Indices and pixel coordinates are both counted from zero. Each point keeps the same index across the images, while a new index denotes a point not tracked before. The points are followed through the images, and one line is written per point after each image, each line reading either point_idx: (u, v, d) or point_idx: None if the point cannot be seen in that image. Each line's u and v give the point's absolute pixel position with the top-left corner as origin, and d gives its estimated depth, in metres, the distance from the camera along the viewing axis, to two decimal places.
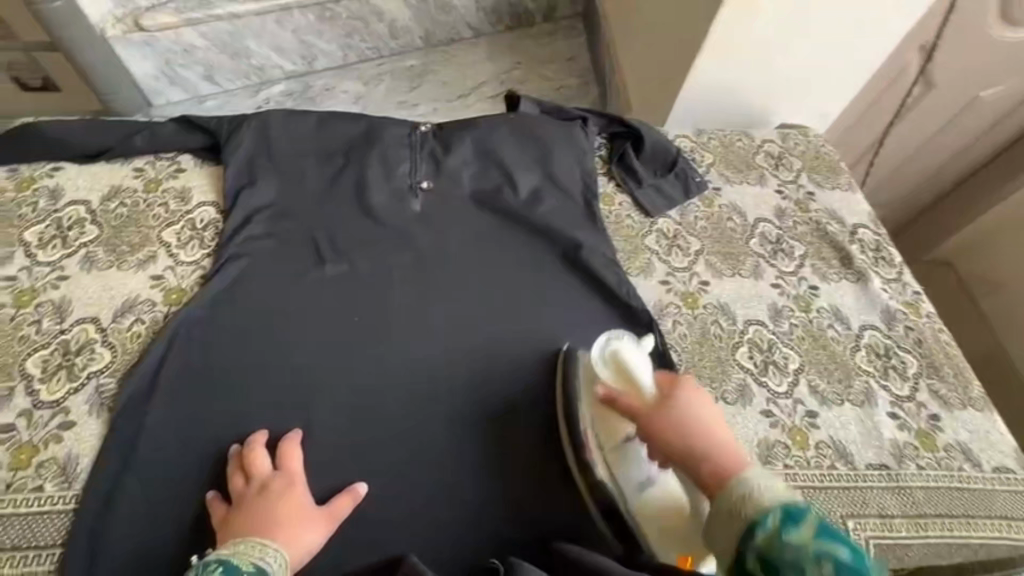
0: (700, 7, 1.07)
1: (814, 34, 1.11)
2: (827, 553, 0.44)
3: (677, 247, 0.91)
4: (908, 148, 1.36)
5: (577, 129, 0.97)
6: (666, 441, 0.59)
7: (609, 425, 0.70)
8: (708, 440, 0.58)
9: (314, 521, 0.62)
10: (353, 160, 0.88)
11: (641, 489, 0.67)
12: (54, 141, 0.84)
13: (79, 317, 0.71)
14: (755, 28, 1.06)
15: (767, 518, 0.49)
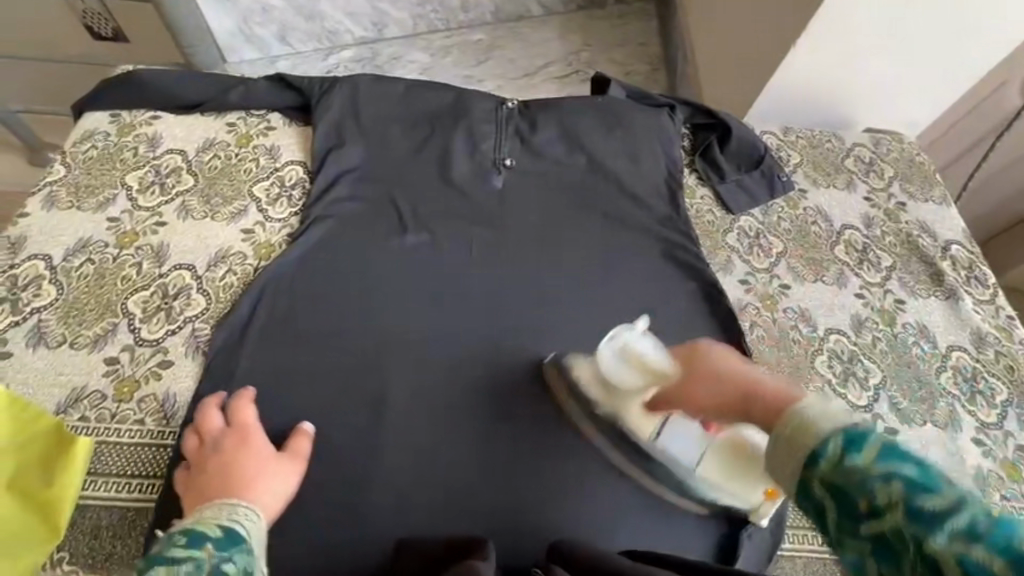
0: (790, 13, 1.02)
1: (916, 41, 1.05)
2: (893, 473, 0.33)
3: (759, 246, 0.88)
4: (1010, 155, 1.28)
5: (664, 117, 0.94)
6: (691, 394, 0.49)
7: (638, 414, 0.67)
8: (736, 381, 0.46)
9: (277, 466, 0.61)
10: (438, 130, 0.88)
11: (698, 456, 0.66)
12: (156, 91, 0.87)
13: (177, 263, 0.74)
14: (853, 33, 1.01)
15: (825, 446, 0.36)
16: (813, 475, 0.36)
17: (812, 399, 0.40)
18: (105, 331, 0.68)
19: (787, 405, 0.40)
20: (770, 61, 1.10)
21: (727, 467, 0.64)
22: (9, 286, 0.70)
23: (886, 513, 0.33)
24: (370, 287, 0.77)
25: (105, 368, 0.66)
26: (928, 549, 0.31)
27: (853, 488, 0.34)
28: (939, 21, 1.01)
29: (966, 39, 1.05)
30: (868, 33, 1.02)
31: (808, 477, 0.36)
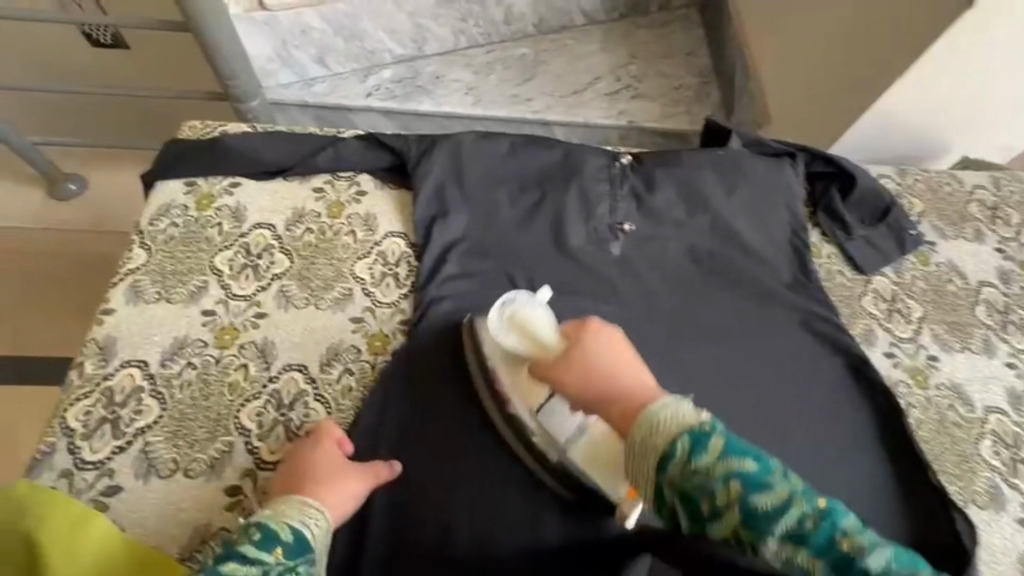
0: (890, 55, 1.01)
1: (1010, 80, 1.05)
2: (733, 469, 0.47)
3: (898, 312, 0.82)
4: None
5: (787, 167, 0.86)
6: (571, 390, 0.57)
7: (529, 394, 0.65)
8: (601, 380, 0.55)
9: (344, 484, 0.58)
10: (549, 193, 0.80)
11: (576, 439, 0.63)
12: (238, 158, 0.79)
13: (286, 364, 0.66)
14: (947, 77, 1.02)
15: (676, 449, 0.48)
16: (665, 484, 0.49)
17: (662, 404, 0.51)
18: (221, 453, 0.61)
19: (644, 414, 0.51)
20: (882, 85, 1.04)
21: (601, 452, 0.63)
22: (106, 402, 0.62)
23: (722, 514, 0.46)
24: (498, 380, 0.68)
25: (227, 499, 0.59)
26: (760, 545, 0.45)
27: (698, 490, 0.47)
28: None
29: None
30: (1001, 60, 1.00)
31: (665, 486, 0.49)
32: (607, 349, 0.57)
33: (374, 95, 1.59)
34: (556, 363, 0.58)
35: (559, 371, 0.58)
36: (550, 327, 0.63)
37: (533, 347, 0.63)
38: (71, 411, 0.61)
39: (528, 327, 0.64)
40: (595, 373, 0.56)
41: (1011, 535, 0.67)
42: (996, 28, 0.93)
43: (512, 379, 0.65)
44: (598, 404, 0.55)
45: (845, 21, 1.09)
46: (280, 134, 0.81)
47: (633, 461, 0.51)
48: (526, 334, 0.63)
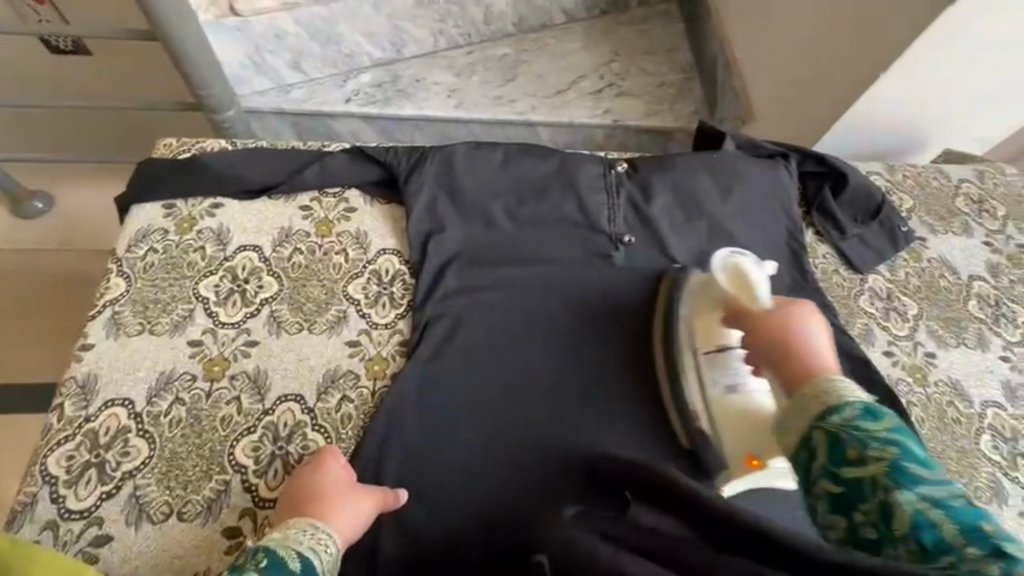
0: (873, 51, 1.02)
1: (986, 76, 1.07)
2: (895, 440, 0.47)
3: (895, 309, 0.82)
4: None
5: (781, 167, 0.86)
6: (764, 334, 0.57)
7: (708, 333, 0.68)
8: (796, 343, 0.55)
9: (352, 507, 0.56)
10: (545, 204, 0.78)
11: (727, 391, 0.65)
12: (219, 177, 0.75)
13: (281, 395, 0.63)
14: (929, 71, 1.03)
15: (846, 407, 0.48)
16: (818, 424, 0.48)
17: (844, 379, 0.51)
18: (216, 493, 0.58)
19: (828, 381, 0.50)
20: (868, 79, 1.05)
21: (738, 417, 0.64)
22: (90, 445, 0.58)
23: (868, 464, 0.46)
24: (503, 399, 0.67)
25: (226, 542, 0.56)
26: (894, 497, 0.44)
27: (849, 434, 0.47)
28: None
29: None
30: (984, 52, 1.01)
31: (813, 424, 0.48)
32: (812, 324, 0.56)
33: (354, 100, 1.55)
34: (767, 316, 0.59)
35: (766, 320, 0.58)
36: (766, 293, 0.63)
37: (739, 292, 0.64)
38: (52, 458, 0.58)
39: (746, 278, 0.64)
40: (791, 334, 0.56)
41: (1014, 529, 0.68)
42: (980, 20, 0.94)
43: (694, 323, 0.70)
44: (779, 354, 0.55)
45: (830, 15, 1.09)
46: (263, 150, 0.78)
47: (790, 411, 0.50)
48: (736, 280, 0.65)
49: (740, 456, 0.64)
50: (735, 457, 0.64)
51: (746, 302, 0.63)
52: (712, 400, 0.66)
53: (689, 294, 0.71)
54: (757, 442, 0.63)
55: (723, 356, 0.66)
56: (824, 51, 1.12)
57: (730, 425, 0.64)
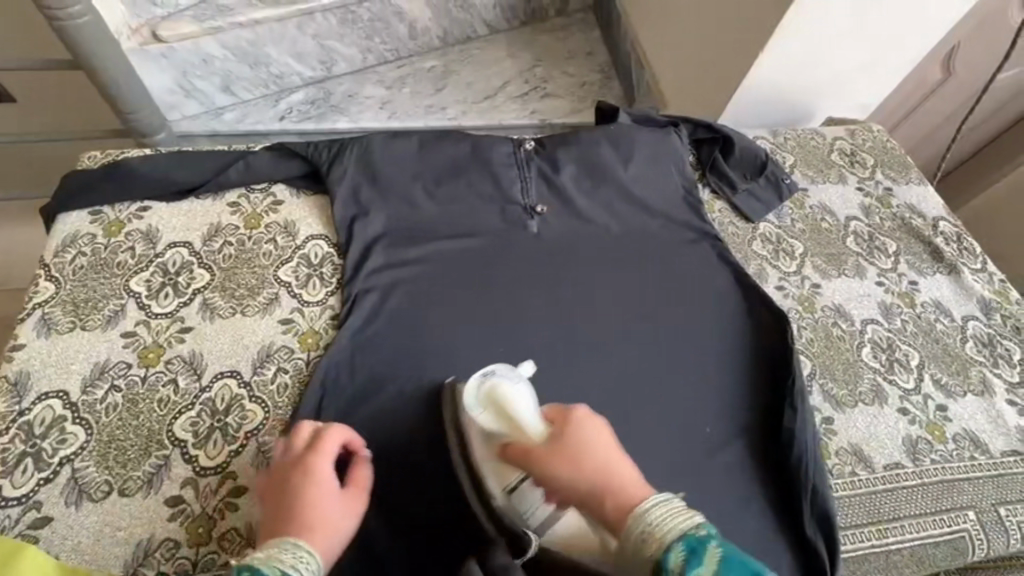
0: (752, 35, 1.16)
1: (848, 49, 1.23)
2: None
3: (783, 251, 0.92)
4: (946, 109, 1.57)
5: (673, 136, 0.96)
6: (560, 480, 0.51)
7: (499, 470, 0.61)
8: (598, 483, 0.50)
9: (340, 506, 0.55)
10: (462, 183, 0.86)
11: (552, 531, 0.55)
12: (144, 181, 0.78)
13: (217, 373, 0.66)
14: (801, 48, 1.18)
15: (667, 559, 0.42)
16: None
17: (646, 514, 0.46)
18: (157, 467, 0.60)
19: (638, 511, 0.46)
20: (749, 58, 1.18)
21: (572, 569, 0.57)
22: (26, 436, 0.60)
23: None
24: (432, 360, 0.73)
25: (168, 510, 0.58)
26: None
27: None
28: (896, 16, 1.17)
29: (912, 33, 1.23)
30: (842, 28, 1.17)
31: None
32: (592, 438, 0.53)
33: (288, 118, 1.59)
34: (545, 454, 0.53)
35: (545, 460, 0.52)
36: (526, 408, 0.58)
37: (510, 425, 0.58)
38: None
39: (500, 406, 0.59)
40: (584, 458, 0.51)
41: (895, 424, 0.77)
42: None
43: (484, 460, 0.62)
44: (583, 497, 0.50)
45: (716, 7, 1.23)
46: (187, 154, 0.81)
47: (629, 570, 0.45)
48: (496, 407, 0.60)
49: None
50: None
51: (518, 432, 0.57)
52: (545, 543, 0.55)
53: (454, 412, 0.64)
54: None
55: (521, 493, 0.57)
56: (716, 37, 1.25)
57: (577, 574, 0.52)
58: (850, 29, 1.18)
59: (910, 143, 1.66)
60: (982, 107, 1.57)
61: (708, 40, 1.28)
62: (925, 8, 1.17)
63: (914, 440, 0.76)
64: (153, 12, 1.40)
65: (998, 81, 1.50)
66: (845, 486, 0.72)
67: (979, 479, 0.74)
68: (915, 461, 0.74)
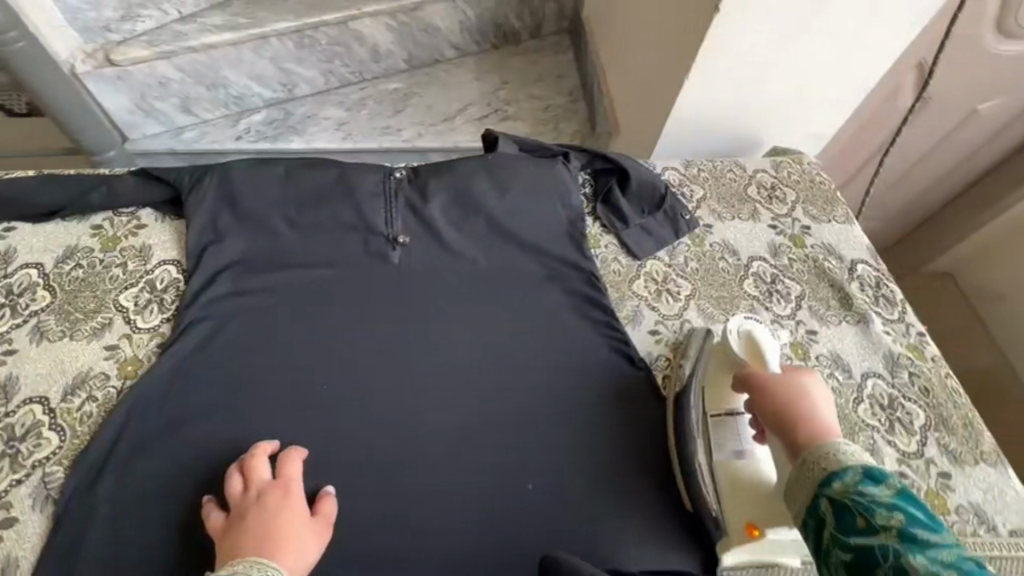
0: (675, 67, 1.13)
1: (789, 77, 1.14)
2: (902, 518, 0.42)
3: (668, 291, 0.87)
4: (923, 145, 1.45)
5: (559, 165, 0.91)
6: (765, 404, 0.61)
7: (719, 392, 0.72)
8: (803, 411, 0.58)
9: (311, 530, 0.61)
10: (324, 211, 0.84)
11: (735, 456, 0.69)
12: (7, 201, 0.80)
13: (26, 397, 0.67)
14: (730, 77, 1.12)
15: (845, 472, 0.48)
16: (822, 491, 0.48)
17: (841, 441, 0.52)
18: None
19: (828, 438, 0.53)
20: (672, 91, 1.16)
21: (743, 483, 0.67)
22: None
23: (878, 532, 0.42)
24: (256, 396, 0.72)
25: None
26: (908, 563, 0.39)
27: (851, 500, 0.46)
28: (837, 41, 1.07)
29: (861, 59, 1.12)
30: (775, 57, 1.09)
31: (817, 493, 0.49)
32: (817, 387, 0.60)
33: (244, 138, 1.62)
34: (772, 380, 0.62)
35: (770, 383, 0.62)
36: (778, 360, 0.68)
37: (753, 361, 0.68)
38: None
39: (754, 343, 0.69)
40: (802, 397, 0.59)
41: None
42: (754, 30, 1.02)
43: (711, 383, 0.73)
44: (782, 416, 0.58)
45: (658, 35, 1.20)
46: (57, 174, 0.83)
47: (799, 474, 0.52)
48: (749, 346, 0.69)
49: (740, 526, 0.66)
50: (735, 528, 0.67)
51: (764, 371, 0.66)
52: (718, 463, 0.69)
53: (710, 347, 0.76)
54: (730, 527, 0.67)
55: (733, 419, 0.71)
56: (655, 65, 1.23)
57: (734, 492, 0.67)
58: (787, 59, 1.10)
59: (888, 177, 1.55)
60: (969, 137, 1.42)
61: (655, 63, 1.23)
62: (872, 33, 1.06)
63: None
64: (109, 36, 1.42)
65: (982, 111, 1.36)
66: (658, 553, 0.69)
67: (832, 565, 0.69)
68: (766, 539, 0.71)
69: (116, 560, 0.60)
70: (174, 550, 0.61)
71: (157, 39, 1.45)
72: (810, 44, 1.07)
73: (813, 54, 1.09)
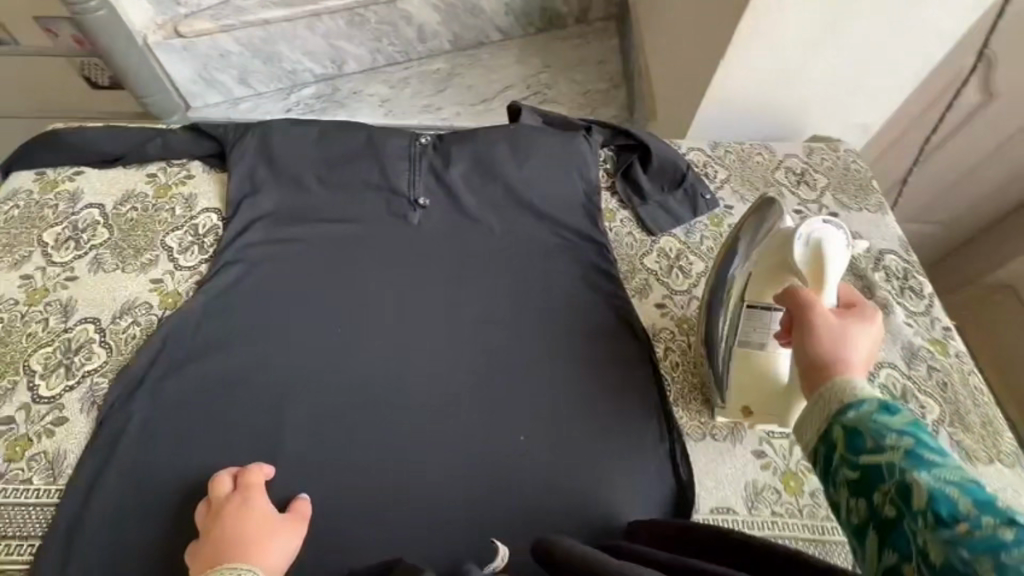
0: (712, 49, 1.11)
1: (834, 60, 1.08)
2: (918, 445, 0.36)
3: (679, 268, 0.87)
4: (988, 143, 1.33)
5: (580, 139, 0.93)
6: (797, 330, 0.50)
7: (765, 285, 0.65)
8: (837, 344, 0.48)
9: (283, 532, 0.61)
10: (353, 171, 0.89)
11: (758, 348, 0.68)
12: (76, 148, 0.89)
13: (82, 317, 0.76)
14: (770, 60, 1.08)
15: (863, 402, 0.41)
16: (831, 419, 0.42)
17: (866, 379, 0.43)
18: (4, 390, 0.70)
19: (850, 376, 0.44)
20: (707, 74, 1.13)
21: (754, 378, 0.69)
22: None
23: (883, 452, 0.37)
24: (277, 333, 0.78)
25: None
26: (914, 481, 0.35)
27: (866, 424, 0.39)
28: (887, 24, 1.01)
29: (912, 42, 1.06)
30: (817, 39, 1.04)
31: (829, 418, 0.42)
32: (866, 323, 0.50)
33: (294, 111, 1.71)
34: (811, 303, 0.51)
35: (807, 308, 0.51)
36: (836, 282, 0.58)
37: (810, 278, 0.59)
38: None
39: (817, 264, 0.59)
40: (839, 330, 0.48)
41: (745, 467, 0.73)
42: (794, 10, 0.98)
43: (759, 273, 0.66)
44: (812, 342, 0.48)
45: (699, 15, 1.17)
46: (120, 128, 0.92)
47: (809, 403, 0.44)
48: (813, 263, 0.60)
49: (734, 406, 0.73)
50: (732, 407, 0.73)
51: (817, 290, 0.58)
52: (737, 352, 0.70)
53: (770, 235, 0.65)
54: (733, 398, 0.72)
55: (767, 314, 0.66)
56: (695, 46, 1.20)
57: (742, 383, 0.70)
58: (830, 44, 1.05)
59: (943, 173, 1.42)
60: None
61: (696, 42, 1.19)
62: (926, 14, 1.00)
63: (760, 488, 0.72)
64: (178, 10, 1.53)
65: None
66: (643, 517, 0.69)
67: (819, 543, 0.69)
68: (753, 509, 0.70)
69: (142, 460, 0.67)
70: (193, 459, 0.68)
71: (220, 13, 1.55)
72: (858, 22, 1.01)
73: (859, 36, 1.04)
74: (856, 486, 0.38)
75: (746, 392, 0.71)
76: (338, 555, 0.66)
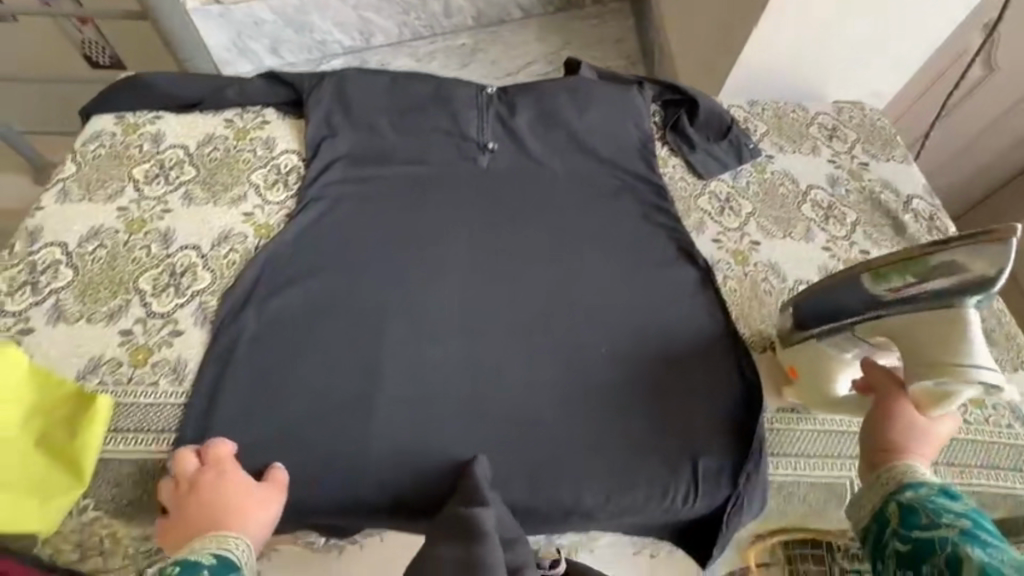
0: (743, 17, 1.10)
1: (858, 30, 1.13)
2: (964, 525, 0.55)
3: (730, 208, 0.95)
4: (990, 114, 1.41)
5: (634, 92, 0.99)
6: (876, 425, 0.65)
7: (900, 335, 0.64)
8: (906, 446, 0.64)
9: (260, 498, 0.64)
10: (425, 116, 0.95)
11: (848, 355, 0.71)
12: (156, 92, 0.93)
13: (182, 244, 0.81)
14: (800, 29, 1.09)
15: (922, 490, 0.59)
16: (893, 497, 0.60)
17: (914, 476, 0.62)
18: (117, 306, 0.76)
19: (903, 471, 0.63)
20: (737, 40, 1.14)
21: (815, 366, 0.74)
22: (29, 270, 0.77)
23: (940, 526, 0.56)
24: (367, 259, 0.84)
25: (119, 337, 0.74)
26: (963, 550, 0.53)
27: (924, 506, 0.58)
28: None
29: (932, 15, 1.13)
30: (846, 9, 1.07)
31: (890, 497, 0.61)
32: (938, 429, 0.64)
33: None
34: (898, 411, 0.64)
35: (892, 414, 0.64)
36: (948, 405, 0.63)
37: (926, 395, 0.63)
38: None
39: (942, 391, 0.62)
40: (912, 435, 0.64)
41: None
42: None
43: (902, 328, 0.63)
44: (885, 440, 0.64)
45: None
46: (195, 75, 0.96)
47: (871, 479, 0.64)
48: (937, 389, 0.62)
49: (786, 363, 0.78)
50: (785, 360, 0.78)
51: (926, 404, 0.63)
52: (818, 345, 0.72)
53: (942, 317, 0.60)
54: (796, 353, 0.76)
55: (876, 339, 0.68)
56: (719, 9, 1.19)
57: (805, 357, 0.74)
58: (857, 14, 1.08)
59: (945, 145, 1.50)
60: None
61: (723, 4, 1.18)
62: None
63: None
64: None
65: None
66: (712, 419, 0.77)
67: None
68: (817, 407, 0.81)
69: (258, 367, 0.74)
70: (303, 368, 0.74)
71: None
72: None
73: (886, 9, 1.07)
74: (908, 554, 0.56)
75: (802, 366, 0.75)
76: (440, 450, 0.73)
